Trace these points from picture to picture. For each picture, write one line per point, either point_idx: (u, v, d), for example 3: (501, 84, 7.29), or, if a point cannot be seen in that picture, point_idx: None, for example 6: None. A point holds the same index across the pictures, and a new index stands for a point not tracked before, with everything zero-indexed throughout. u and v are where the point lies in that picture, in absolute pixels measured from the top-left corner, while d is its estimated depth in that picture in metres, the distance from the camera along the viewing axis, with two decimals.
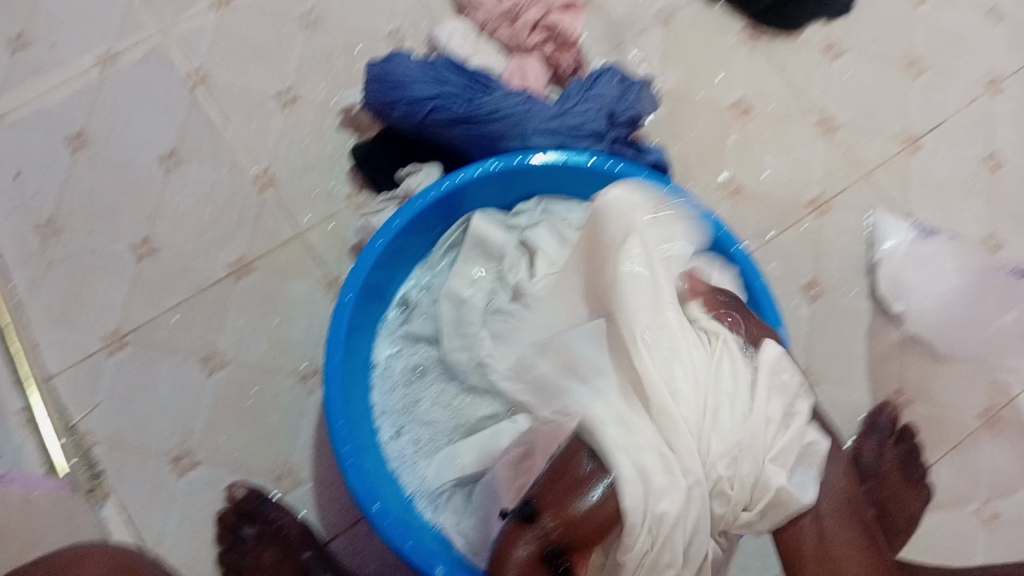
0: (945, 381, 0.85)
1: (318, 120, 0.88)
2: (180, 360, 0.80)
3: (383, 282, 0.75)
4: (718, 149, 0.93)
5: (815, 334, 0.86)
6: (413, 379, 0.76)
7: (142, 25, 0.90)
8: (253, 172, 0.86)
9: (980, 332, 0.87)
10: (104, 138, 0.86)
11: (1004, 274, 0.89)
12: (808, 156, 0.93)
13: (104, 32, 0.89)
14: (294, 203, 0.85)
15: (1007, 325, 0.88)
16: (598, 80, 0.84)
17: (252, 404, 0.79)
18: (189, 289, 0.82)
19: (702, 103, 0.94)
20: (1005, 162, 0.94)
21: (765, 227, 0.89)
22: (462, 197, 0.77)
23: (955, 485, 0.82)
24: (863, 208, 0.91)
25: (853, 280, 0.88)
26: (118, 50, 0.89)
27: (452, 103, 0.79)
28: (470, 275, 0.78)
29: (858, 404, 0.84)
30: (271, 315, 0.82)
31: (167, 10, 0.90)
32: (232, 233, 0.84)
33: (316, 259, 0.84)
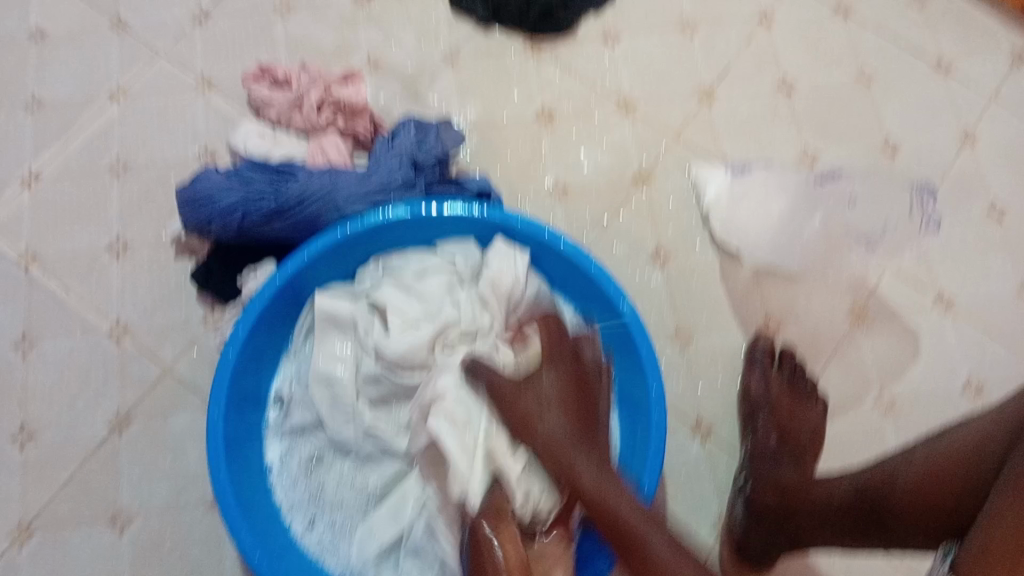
0: (808, 295, 0.90)
1: (154, 258, 0.90)
2: (87, 529, 0.82)
3: (249, 388, 0.76)
4: (537, 157, 0.95)
5: (676, 296, 0.89)
6: (309, 467, 0.77)
7: None
8: (105, 327, 0.87)
9: (815, 240, 0.91)
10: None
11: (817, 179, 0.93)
12: (619, 137, 0.96)
13: None
14: (154, 342, 0.87)
15: (824, 224, 0.91)
16: (397, 135, 0.87)
17: (169, 547, 0.82)
18: (77, 458, 0.83)
19: (509, 123, 0.97)
20: (795, 85, 0.98)
21: (600, 211, 0.93)
22: (302, 282, 0.79)
23: (845, 387, 0.87)
24: (683, 168, 0.95)
25: (694, 233, 0.92)
26: None
27: (261, 201, 0.80)
28: (332, 350, 0.79)
29: (735, 343, 0.88)
30: (163, 458, 0.84)
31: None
32: (103, 392, 0.85)
33: (191, 389, 0.86)
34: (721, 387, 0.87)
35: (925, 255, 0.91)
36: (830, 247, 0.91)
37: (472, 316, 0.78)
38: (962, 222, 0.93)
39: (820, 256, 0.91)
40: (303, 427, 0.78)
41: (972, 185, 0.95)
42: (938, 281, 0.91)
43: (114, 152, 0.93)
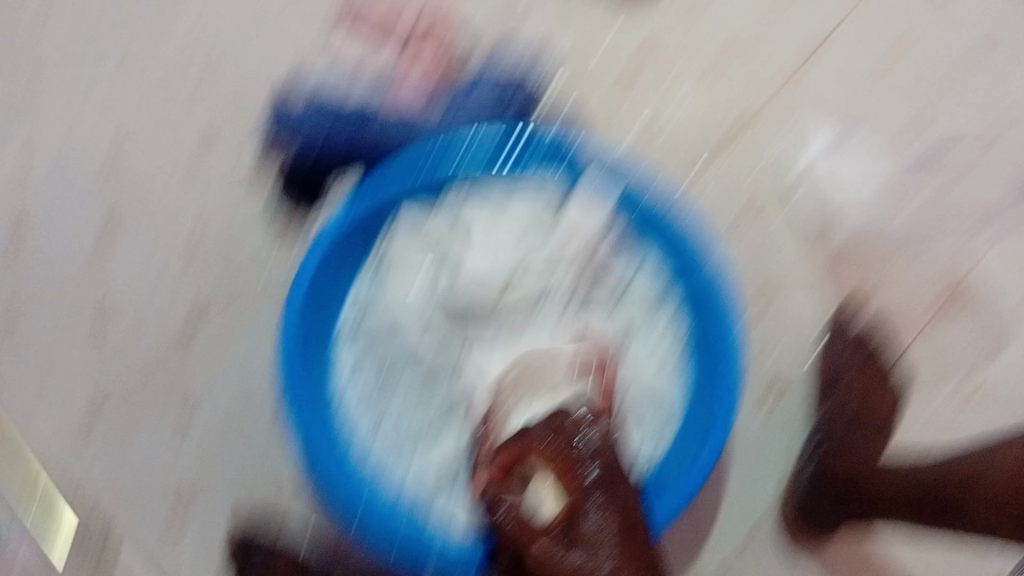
0: (901, 272, 0.87)
1: (237, 152, 0.89)
2: (166, 419, 0.85)
3: (321, 307, 0.73)
4: (633, 88, 0.90)
5: (763, 252, 0.86)
6: (378, 385, 0.76)
7: (50, 99, 0.91)
8: (185, 220, 0.88)
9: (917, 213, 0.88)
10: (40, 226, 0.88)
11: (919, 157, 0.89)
12: (727, 72, 0.90)
13: (18, 115, 0.91)
14: (232, 241, 0.87)
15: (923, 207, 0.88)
16: (488, 64, 0.86)
17: (234, 439, 0.84)
18: (153, 346, 0.86)
19: (611, 46, 0.90)
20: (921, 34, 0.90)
21: (696, 153, 0.88)
22: (387, 203, 0.75)
23: (925, 369, 0.86)
24: (789, 115, 0.89)
25: (790, 190, 0.88)
26: (35, 130, 0.90)
27: (350, 120, 0.81)
28: (409, 280, 0.78)
29: (817, 310, 0.86)
30: (238, 360, 0.85)
31: (63, 94, 0.91)
32: (181, 284, 0.87)
33: (266, 291, 0.87)
34: (796, 361, 0.85)
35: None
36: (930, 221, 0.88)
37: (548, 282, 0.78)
38: None
39: (917, 234, 0.88)
40: (372, 349, 0.76)
41: None
42: None
43: (200, 48, 0.91)
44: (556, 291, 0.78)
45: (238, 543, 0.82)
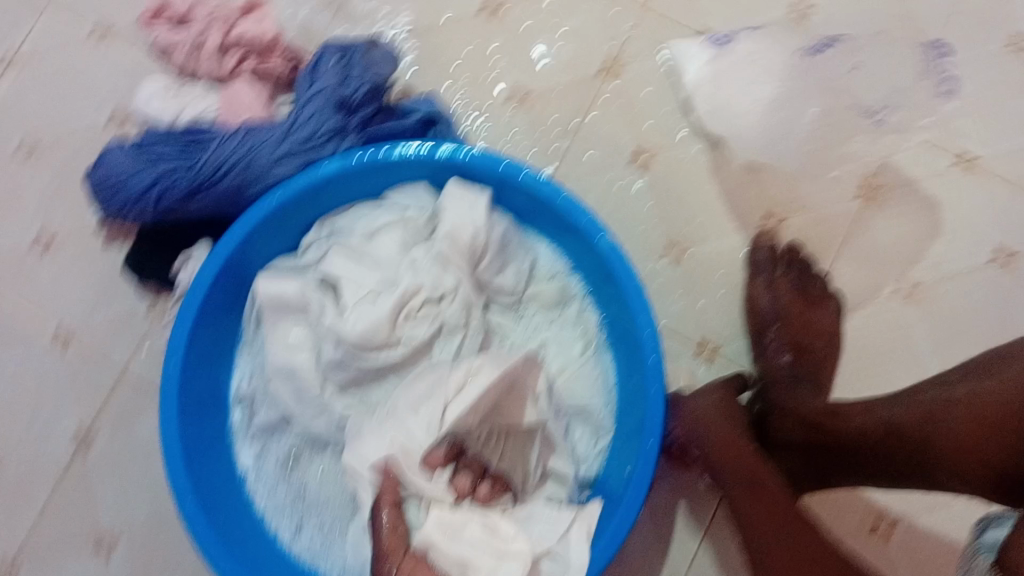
0: (811, 181, 0.79)
1: (82, 248, 0.80)
2: (71, 555, 0.76)
3: (204, 392, 0.69)
4: (487, 61, 0.83)
5: (663, 202, 0.80)
6: (288, 464, 0.70)
7: None
8: (48, 334, 0.79)
9: (816, 121, 0.75)
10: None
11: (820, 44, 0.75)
12: (582, 21, 0.83)
13: None
14: (102, 345, 0.79)
15: (829, 108, 0.75)
16: (316, 65, 0.75)
17: (160, 565, 0.76)
18: (47, 481, 0.77)
19: (452, 23, 0.84)
20: None
21: (568, 115, 0.82)
22: (240, 264, 0.70)
23: (860, 279, 0.78)
24: (656, 48, 0.82)
25: (674, 124, 0.81)
26: None
27: (174, 175, 0.71)
28: (288, 338, 0.70)
29: (734, 247, 0.79)
30: (139, 469, 0.77)
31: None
32: (60, 405, 0.78)
33: (150, 392, 0.78)
34: (728, 309, 0.78)
35: (942, 113, 0.79)
36: (834, 129, 0.76)
37: (439, 312, 0.69)
38: (987, 69, 0.81)
39: (820, 149, 0.77)
40: (271, 425, 0.71)
41: (992, 12, 0.81)
42: (960, 141, 0.79)
43: (15, 138, 0.82)
44: (451, 321, 0.69)
45: None
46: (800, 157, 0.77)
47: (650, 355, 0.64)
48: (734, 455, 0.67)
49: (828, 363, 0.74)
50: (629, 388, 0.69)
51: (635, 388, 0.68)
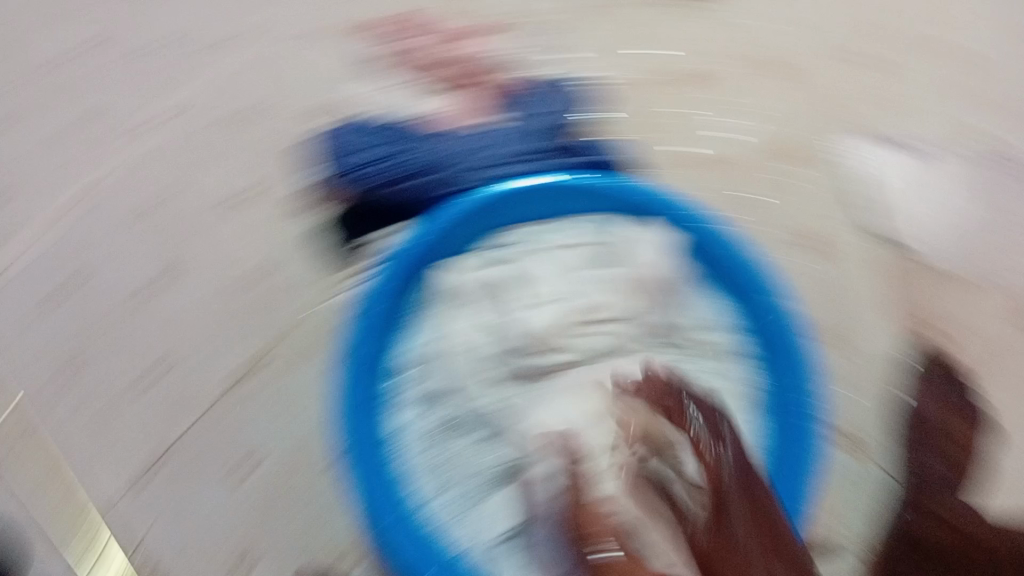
0: (972, 299, 0.85)
1: (273, 200, 0.81)
2: (217, 469, 0.83)
3: (380, 354, 0.70)
4: (693, 124, 0.87)
5: (816, 289, 0.87)
6: (441, 435, 0.74)
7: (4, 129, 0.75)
8: (228, 271, 0.81)
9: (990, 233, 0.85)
10: (82, 271, 0.78)
11: (997, 172, 0.84)
12: (788, 105, 0.86)
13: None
14: (284, 294, 0.83)
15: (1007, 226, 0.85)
16: (523, 95, 0.84)
17: (297, 496, 0.84)
18: (201, 406, 0.82)
19: (662, 77, 0.86)
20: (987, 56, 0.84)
21: (761, 188, 0.88)
22: (443, 245, 0.72)
23: (1001, 400, 0.83)
24: (851, 145, 0.86)
25: (864, 224, 0.86)
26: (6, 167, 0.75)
27: (386, 160, 0.81)
28: (474, 320, 0.74)
29: (880, 345, 0.87)
30: (289, 410, 0.84)
31: (59, 98, 0.76)
32: (228, 340, 0.82)
33: (317, 343, 0.84)
34: (864, 400, 0.87)
35: None
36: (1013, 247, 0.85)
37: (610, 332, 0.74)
38: None
39: (985, 256, 0.85)
40: (433, 396, 0.73)
41: None
42: None
43: (208, 73, 0.80)
44: (614, 340, 0.75)
45: None
46: (978, 266, 0.85)
47: (778, 400, 0.74)
48: (743, 488, 0.63)
49: (951, 464, 0.83)
50: (768, 440, 0.74)
51: (777, 444, 0.73)
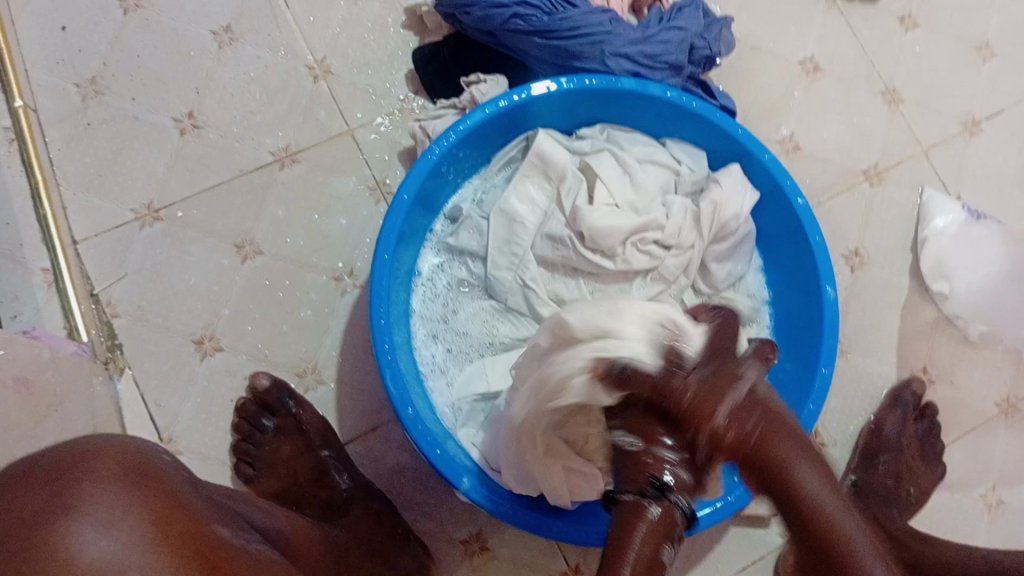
0: (972, 366, 0.85)
1: (380, 17, 0.85)
2: (214, 242, 0.79)
3: (433, 190, 0.73)
4: (785, 104, 0.89)
5: (852, 302, 0.85)
6: (453, 293, 0.75)
7: None
8: (308, 60, 0.83)
9: None
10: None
11: None
12: (871, 123, 0.89)
13: None
14: (347, 98, 0.83)
15: None
16: (682, 9, 0.79)
17: (282, 298, 0.78)
18: (230, 170, 0.80)
19: (773, 53, 0.90)
20: None
21: (819, 186, 0.87)
22: (525, 115, 0.74)
23: (964, 469, 0.83)
24: (916, 186, 0.88)
25: (897, 253, 0.86)
26: None
27: (534, 10, 0.74)
28: (527, 192, 0.75)
29: (885, 377, 0.84)
30: (311, 212, 0.80)
31: None
32: (281, 120, 0.82)
33: (362, 157, 0.82)
34: (853, 424, 0.83)
35: None
36: None
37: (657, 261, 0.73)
38: None
39: (1002, 324, 0.85)
40: (463, 251, 0.76)
41: None
42: None
43: None
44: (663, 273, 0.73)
45: (245, 410, 0.73)
46: (997, 331, 0.85)
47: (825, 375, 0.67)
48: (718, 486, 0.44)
49: (905, 486, 0.79)
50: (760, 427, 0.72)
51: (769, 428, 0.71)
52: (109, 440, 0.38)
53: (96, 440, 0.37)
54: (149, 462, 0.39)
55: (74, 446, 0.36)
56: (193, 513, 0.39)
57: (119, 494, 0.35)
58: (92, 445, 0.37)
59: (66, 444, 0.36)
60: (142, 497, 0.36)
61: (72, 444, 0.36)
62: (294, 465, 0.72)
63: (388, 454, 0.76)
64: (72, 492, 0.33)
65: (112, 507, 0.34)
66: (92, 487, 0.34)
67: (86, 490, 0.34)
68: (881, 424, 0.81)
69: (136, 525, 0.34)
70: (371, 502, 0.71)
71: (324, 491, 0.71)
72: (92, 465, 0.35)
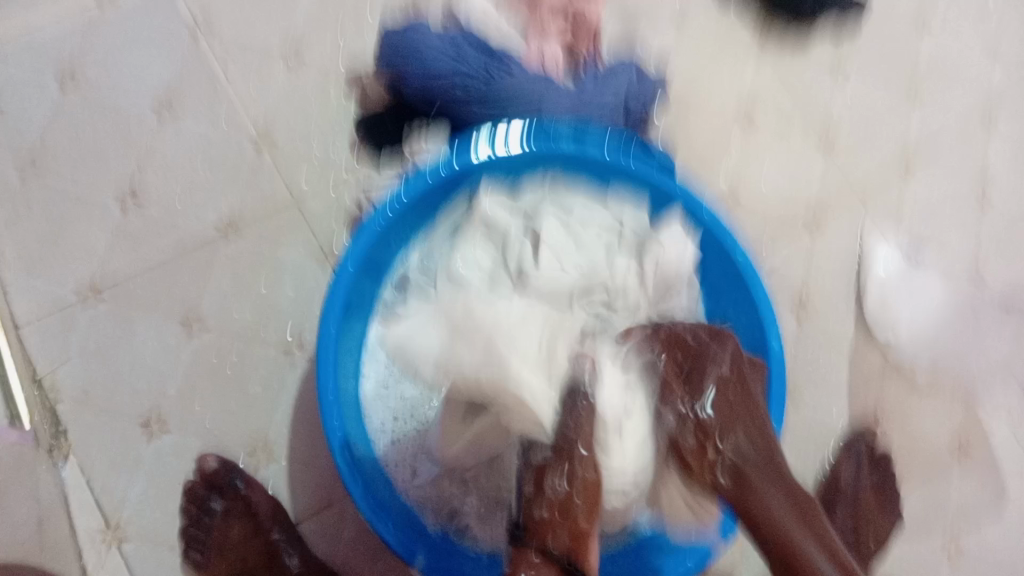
0: (917, 410, 0.87)
1: (320, 83, 0.84)
2: (159, 320, 0.78)
3: (378, 257, 0.73)
4: (726, 157, 0.90)
5: (800, 348, 0.86)
6: None
7: None
8: (249, 131, 0.83)
9: (971, 343, 0.89)
10: (74, 69, 0.81)
11: (995, 305, 0.90)
12: (809, 171, 0.91)
13: None
14: (289, 167, 0.83)
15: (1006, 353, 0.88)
16: (615, 70, 0.80)
17: (230, 373, 0.77)
18: (174, 245, 0.80)
19: (711, 106, 0.91)
20: (985, 198, 0.92)
21: (763, 235, 0.88)
22: (468, 177, 0.75)
23: (918, 511, 0.84)
24: (856, 231, 0.90)
25: (842, 301, 0.87)
26: None
27: (470, 78, 0.74)
28: (472, 257, 0.76)
29: (834, 425, 0.85)
30: (259, 286, 0.80)
31: None
32: (224, 192, 0.81)
33: (307, 226, 0.82)
34: (807, 471, 0.84)
35: None
36: (987, 377, 0.88)
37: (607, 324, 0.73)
38: None
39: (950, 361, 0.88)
40: None
41: None
42: None
43: None
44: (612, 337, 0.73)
45: (194, 495, 0.73)
46: (940, 372, 0.88)
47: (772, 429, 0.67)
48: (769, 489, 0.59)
49: (865, 539, 0.80)
50: None
51: None
52: None
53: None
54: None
55: None
56: None
57: None
58: None
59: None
60: None
61: None
62: (245, 550, 0.72)
63: (341, 534, 0.75)
64: None
65: None
66: None
67: None
68: (837, 473, 0.83)
69: None
70: None
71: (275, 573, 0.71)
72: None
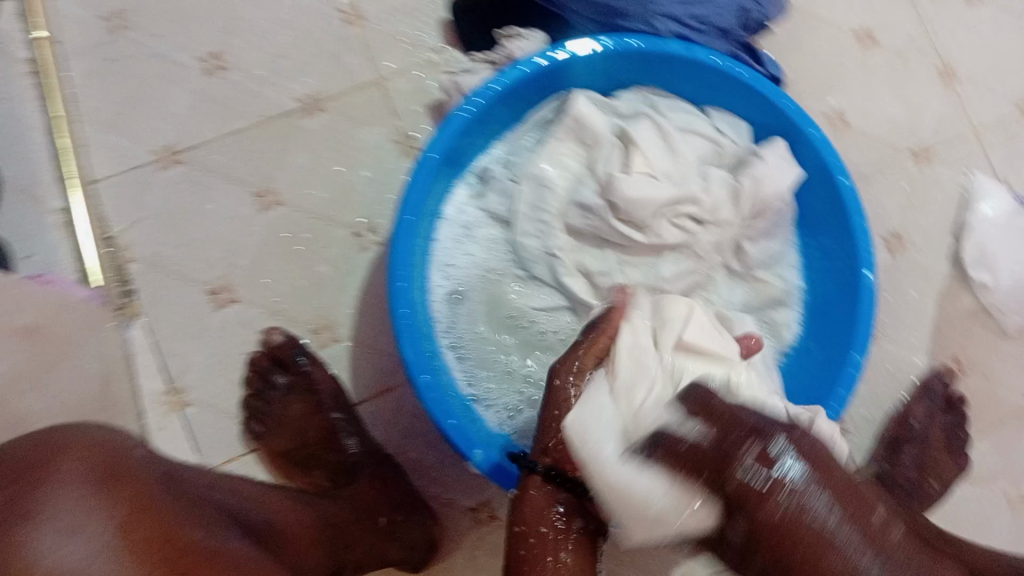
0: (1005, 360, 0.82)
1: None
2: (233, 189, 0.76)
3: (462, 148, 0.70)
4: (834, 76, 0.85)
5: (887, 285, 0.82)
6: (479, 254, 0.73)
7: None
8: (339, 3, 0.80)
9: None
10: None
11: None
12: (924, 101, 0.85)
13: None
14: (376, 46, 0.80)
15: None
16: None
17: (301, 251, 0.76)
18: (254, 115, 0.78)
19: (826, 21, 0.85)
20: None
21: (864, 163, 0.83)
22: (563, 74, 0.71)
23: (991, 465, 0.81)
24: (965, 168, 0.84)
25: (938, 239, 0.83)
26: None
27: None
28: (557, 156, 0.72)
29: (914, 368, 0.81)
30: (335, 165, 0.77)
31: None
32: (308, 65, 0.79)
33: (389, 108, 0.79)
34: (877, 413, 0.80)
35: None
36: None
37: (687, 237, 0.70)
38: None
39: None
40: (491, 212, 0.73)
41: None
42: None
43: None
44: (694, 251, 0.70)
45: (256, 367, 0.73)
46: None
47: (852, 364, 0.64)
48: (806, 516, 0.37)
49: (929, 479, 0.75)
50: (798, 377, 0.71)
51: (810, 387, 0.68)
52: (83, 436, 0.40)
53: (69, 433, 0.40)
54: (121, 456, 0.42)
55: (44, 438, 0.39)
56: (167, 516, 0.41)
57: (81, 491, 0.37)
58: (66, 440, 0.39)
59: (34, 440, 0.39)
60: (110, 506, 0.38)
61: (45, 440, 0.39)
62: (302, 427, 0.71)
63: (401, 411, 0.75)
64: (34, 495, 0.36)
65: (73, 508, 0.36)
66: (54, 489, 0.36)
67: (49, 498, 0.36)
68: (907, 416, 0.78)
69: (101, 527, 0.37)
70: (378, 469, 0.70)
71: (333, 455, 0.71)
72: (59, 467, 0.37)
